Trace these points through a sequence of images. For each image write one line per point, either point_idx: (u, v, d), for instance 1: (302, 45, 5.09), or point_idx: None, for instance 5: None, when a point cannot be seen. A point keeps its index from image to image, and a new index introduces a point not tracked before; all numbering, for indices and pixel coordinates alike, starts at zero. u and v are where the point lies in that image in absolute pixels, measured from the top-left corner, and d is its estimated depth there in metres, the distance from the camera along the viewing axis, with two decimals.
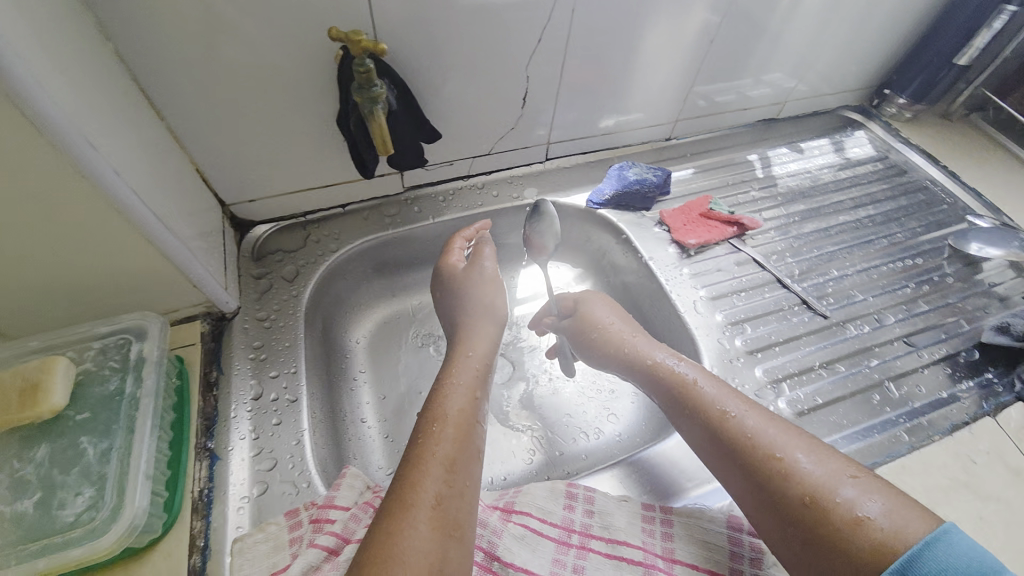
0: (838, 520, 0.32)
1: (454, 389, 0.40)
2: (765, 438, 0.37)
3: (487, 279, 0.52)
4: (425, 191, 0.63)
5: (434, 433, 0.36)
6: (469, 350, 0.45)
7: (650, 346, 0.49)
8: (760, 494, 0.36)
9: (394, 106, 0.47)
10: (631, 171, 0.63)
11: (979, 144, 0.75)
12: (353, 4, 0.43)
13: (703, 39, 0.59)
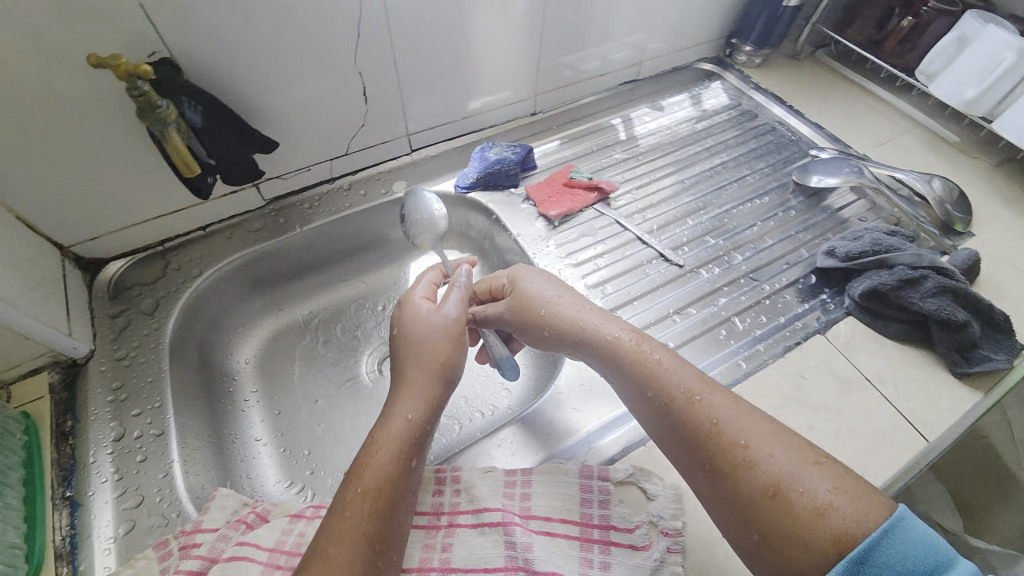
0: (800, 514, 0.32)
1: (377, 459, 0.37)
2: (729, 432, 0.36)
3: (450, 324, 0.45)
4: (290, 202, 0.62)
5: (354, 517, 0.35)
6: (410, 412, 0.39)
7: (604, 323, 0.46)
8: (723, 483, 0.36)
9: (202, 122, 0.45)
10: (491, 151, 0.64)
11: (825, 79, 0.79)
12: (135, 24, 0.41)
13: (533, 13, 0.60)
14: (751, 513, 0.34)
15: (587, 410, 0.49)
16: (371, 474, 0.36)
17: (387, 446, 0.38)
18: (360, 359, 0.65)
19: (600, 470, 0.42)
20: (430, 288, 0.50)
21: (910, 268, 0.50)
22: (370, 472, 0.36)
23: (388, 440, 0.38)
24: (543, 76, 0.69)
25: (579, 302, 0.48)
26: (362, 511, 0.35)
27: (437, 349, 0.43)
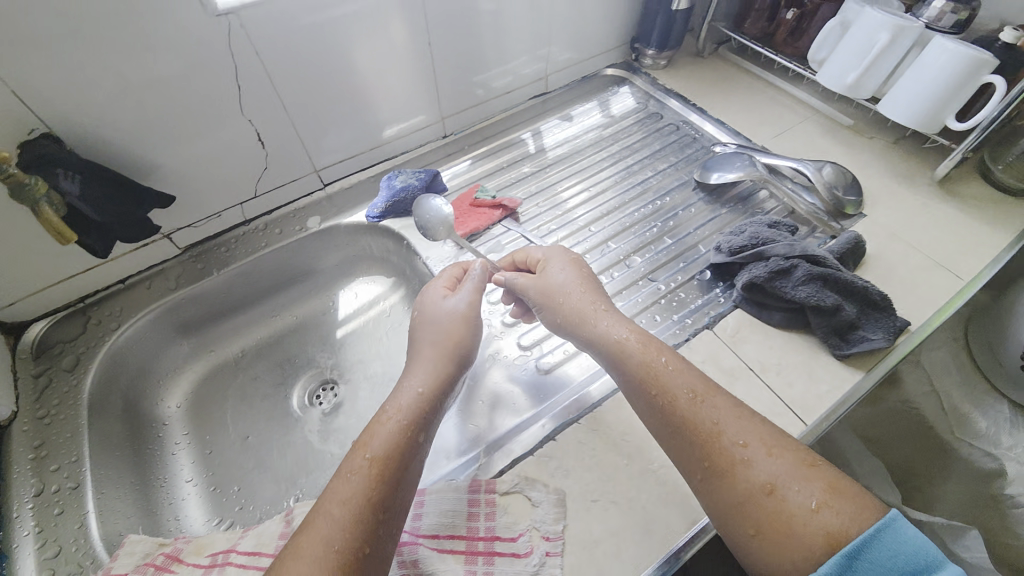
0: (794, 513, 0.34)
1: (388, 426, 0.40)
2: (729, 431, 0.39)
3: (464, 314, 0.49)
4: (207, 246, 0.64)
5: (359, 480, 0.36)
6: (420, 386, 0.43)
7: (611, 319, 0.47)
8: (722, 480, 0.37)
9: (86, 188, 0.47)
10: (397, 180, 0.66)
11: (727, 75, 0.82)
12: (7, 105, 0.43)
13: (418, 44, 0.62)
14: (747, 509, 0.36)
15: (488, 421, 0.51)
16: (382, 441, 0.39)
17: (400, 416, 0.41)
18: (290, 391, 0.67)
19: (488, 483, 0.44)
20: (452, 279, 0.54)
21: (783, 259, 0.52)
22: (380, 438, 0.39)
23: (399, 410, 0.41)
24: (447, 101, 0.72)
25: (591, 296, 0.50)
26: (369, 476, 0.37)
27: (449, 334, 0.48)
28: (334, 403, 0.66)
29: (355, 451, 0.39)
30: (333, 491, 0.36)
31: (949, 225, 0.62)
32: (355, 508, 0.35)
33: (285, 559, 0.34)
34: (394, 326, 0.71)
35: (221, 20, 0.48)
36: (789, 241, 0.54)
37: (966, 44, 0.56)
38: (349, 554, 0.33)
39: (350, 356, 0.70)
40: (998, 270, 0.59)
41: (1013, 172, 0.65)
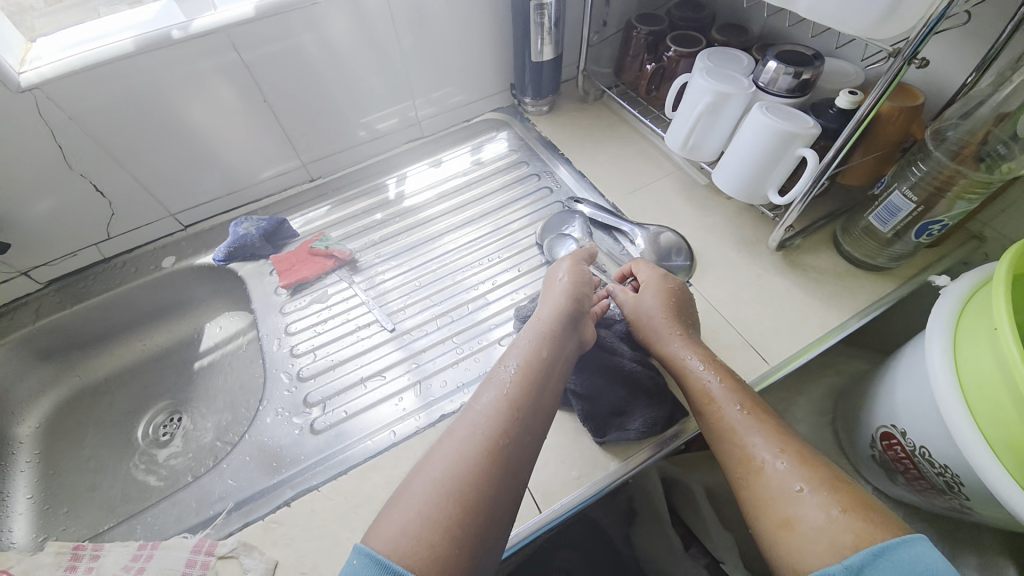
0: (814, 514, 0.37)
1: (519, 349, 0.49)
2: (766, 442, 0.43)
3: (585, 280, 0.57)
4: (69, 280, 0.70)
5: (504, 386, 0.45)
6: (541, 316, 0.52)
7: (682, 346, 0.52)
8: (758, 474, 0.41)
9: None
10: (241, 226, 0.70)
11: (603, 122, 0.82)
12: None
13: (252, 101, 0.66)
14: (774, 505, 0.39)
15: (247, 476, 0.53)
16: (521, 358, 0.47)
17: (536, 340, 0.49)
18: (138, 420, 0.72)
19: (211, 543, 0.47)
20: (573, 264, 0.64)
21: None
22: (518, 356, 0.48)
23: (531, 337, 0.50)
24: (307, 147, 0.75)
25: (674, 318, 0.54)
26: (511, 382, 0.45)
27: (566, 287, 0.55)
28: (171, 435, 0.70)
29: (498, 366, 0.48)
30: (481, 393, 0.45)
31: (778, 301, 0.59)
32: (497, 404, 0.43)
33: (437, 444, 0.42)
34: (242, 363, 0.74)
35: (27, 93, 0.52)
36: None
37: (778, 113, 0.53)
38: (495, 438, 0.41)
39: (201, 388, 0.74)
40: (836, 341, 0.56)
41: (859, 248, 0.60)
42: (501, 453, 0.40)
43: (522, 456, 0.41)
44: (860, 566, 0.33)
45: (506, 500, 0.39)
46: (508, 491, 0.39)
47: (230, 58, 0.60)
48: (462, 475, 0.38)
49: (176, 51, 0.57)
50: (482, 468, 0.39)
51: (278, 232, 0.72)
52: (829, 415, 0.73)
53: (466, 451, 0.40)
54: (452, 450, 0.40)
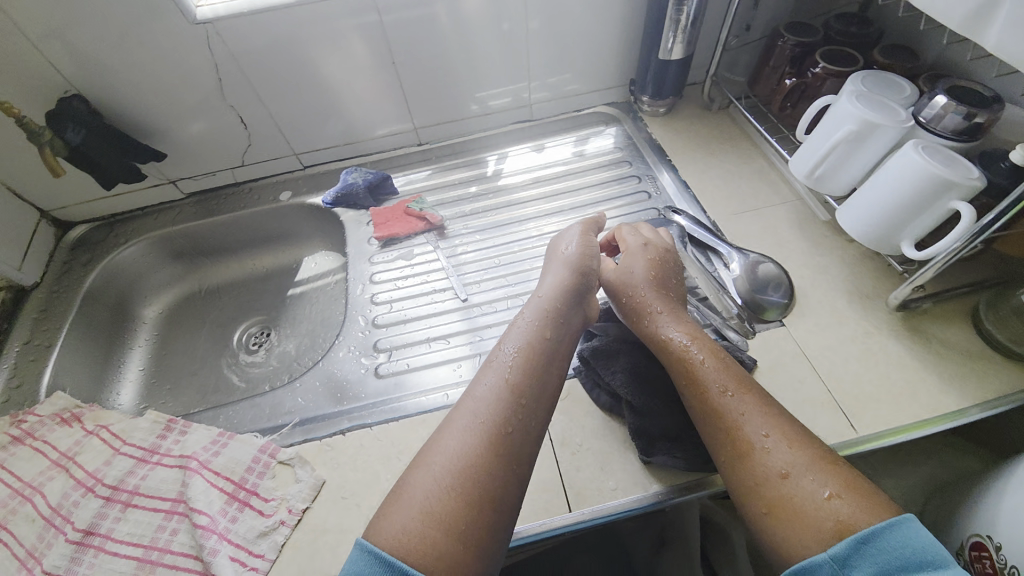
0: (805, 501, 0.36)
1: (521, 332, 0.49)
2: (755, 421, 0.41)
3: (584, 250, 0.59)
4: (206, 195, 0.81)
5: (505, 371, 0.46)
6: (542, 294, 0.54)
7: (669, 322, 0.52)
8: (744, 457, 0.40)
9: (78, 142, 0.61)
10: (351, 175, 0.76)
11: (723, 135, 0.77)
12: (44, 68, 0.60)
13: (383, 61, 0.70)
14: (760, 489, 0.38)
15: (314, 399, 0.58)
16: (522, 342, 0.48)
17: (539, 325, 0.50)
18: (236, 327, 0.81)
19: (275, 448, 0.52)
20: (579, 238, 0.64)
21: (618, 343, 0.55)
22: (520, 339, 0.49)
23: (534, 317, 0.51)
24: (421, 113, 0.79)
25: (661, 293, 0.55)
26: (511, 368, 0.46)
27: (570, 259, 0.58)
28: (259, 347, 0.79)
29: (498, 350, 0.48)
30: (483, 377, 0.46)
31: (881, 365, 0.53)
32: (498, 390, 0.44)
33: (438, 432, 0.43)
34: (328, 299, 0.81)
35: (201, 26, 0.60)
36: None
37: (939, 155, 0.46)
38: (497, 426, 0.42)
39: (292, 311, 0.82)
40: (944, 428, 0.49)
41: (1005, 329, 0.51)
42: (503, 441, 0.41)
43: (527, 442, 0.42)
44: (848, 557, 0.33)
45: (511, 488, 0.39)
46: (515, 478, 0.40)
47: (370, 19, 0.64)
48: (467, 466, 0.39)
49: (323, 8, 0.62)
50: (486, 457, 0.40)
51: (381, 186, 0.77)
52: (916, 507, 0.64)
53: (468, 442, 0.41)
54: (453, 440, 0.41)
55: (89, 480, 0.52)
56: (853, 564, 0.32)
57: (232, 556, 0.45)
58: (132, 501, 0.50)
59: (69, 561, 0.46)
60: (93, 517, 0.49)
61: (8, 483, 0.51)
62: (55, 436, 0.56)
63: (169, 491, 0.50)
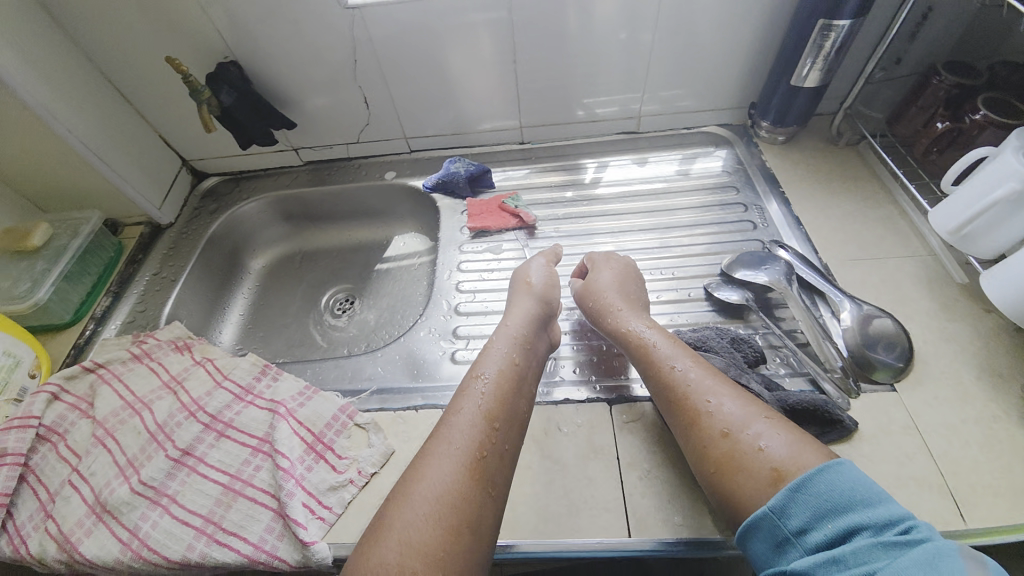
0: (745, 453, 0.39)
1: (494, 360, 0.51)
2: (701, 389, 0.45)
3: (546, 278, 0.63)
4: (320, 166, 0.88)
5: (479, 398, 0.47)
6: (511, 322, 0.56)
7: (630, 316, 0.57)
8: (696, 420, 0.43)
9: (231, 103, 0.69)
10: (454, 164, 0.79)
11: (848, 173, 0.73)
12: (212, 36, 0.68)
13: (505, 59, 0.72)
14: (709, 451, 0.41)
15: (392, 372, 0.61)
16: (495, 368, 0.50)
17: (510, 353, 0.52)
18: (325, 290, 0.87)
19: (353, 410, 0.56)
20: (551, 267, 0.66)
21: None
22: (494, 366, 0.50)
23: (506, 345, 0.53)
24: (530, 112, 0.80)
25: (623, 291, 0.60)
26: (484, 395, 0.47)
27: (536, 291, 0.61)
28: (343, 313, 0.83)
29: (471, 378, 0.49)
30: (457, 405, 0.47)
31: (1008, 457, 0.47)
32: (473, 415, 0.45)
33: (416, 463, 0.42)
34: (411, 279, 0.85)
35: (349, 11, 0.65)
36: (735, 365, 0.52)
37: None
38: (474, 449, 0.42)
39: (377, 284, 0.86)
40: None
41: None
42: (481, 465, 0.42)
43: (500, 466, 0.43)
44: (784, 505, 0.35)
45: (489, 514, 0.40)
46: (492, 504, 0.41)
47: (502, 17, 0.66)
48: (448, 496, 0.39)
49: (456, 2, 0.65)
50: (464, 484, 0.40)
51: (480, 179, 0.79)
52: None
53: (448, 468, 0.41)
54: (430, 470, 0.41)
55: (190, 406, 0.57)
56: (789, 513, 0.35)
57: (305, 502, 0.49)
58: (226, 432, 0.55)
59: (165, 475, 0.51)
60: (191, 440, 0.54)
61: (123, 395, 0.57)
62: (167, 360, 0.62)
63: (258, 430, 0.55)
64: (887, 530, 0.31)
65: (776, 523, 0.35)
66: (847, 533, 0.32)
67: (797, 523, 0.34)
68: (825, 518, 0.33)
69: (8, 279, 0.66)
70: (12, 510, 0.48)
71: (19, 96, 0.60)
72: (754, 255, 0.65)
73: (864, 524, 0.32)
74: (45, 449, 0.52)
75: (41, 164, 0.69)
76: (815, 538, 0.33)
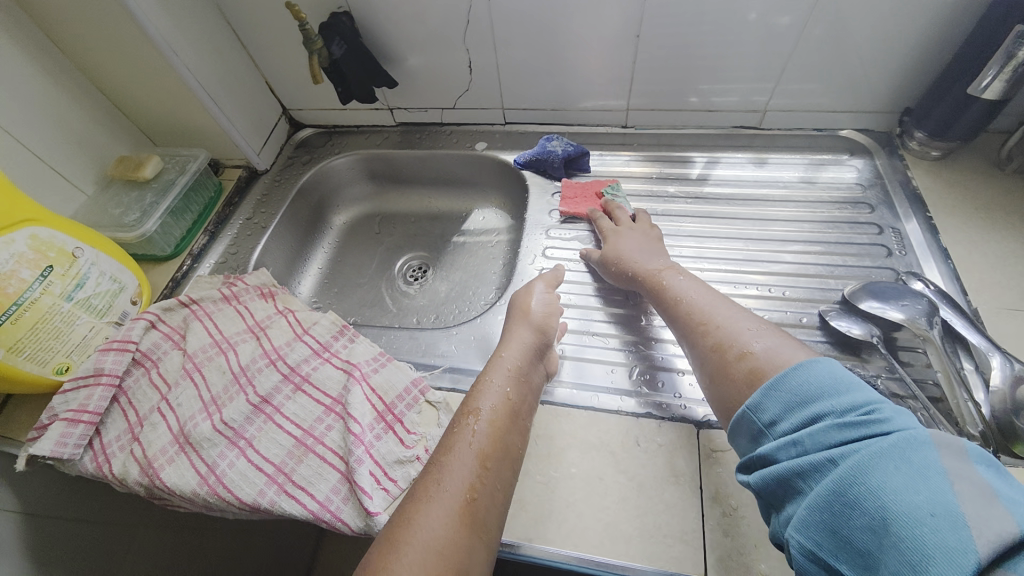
0: (730, 360, 0.42)
1: (489, 393, 0.48)
2: (701, 312, 0.49)
3: (546, 305, 0.59)
4: (412, 129, 0.86)
5: (472, 437, 0.44)
6: (504, 352, 0.53)
7: (647, 259, 0.59)
8: (696, 340, 0.47)
9: (339, 56, 0.68)
10: (551, 143, 0.75)
11: (1014, 205, 0.62)
12: None
13: (628, 34, 0.66)
14: (705, 364, 0.44)
15: (466, 352, 0.60)
16: (490, 403, 0.47)
17: (506, 386, 0.49)
18: (400, 256, 0.86)
19: (425, 386, 0.55)
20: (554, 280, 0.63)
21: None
22: (489, 401, 0.47)
23: (500, 377, 0.50)
24: (642, 95, 0.74)
25: (644, 242, 0.62)
26: (477, 432, 0.45)
27: (531, 318, 0.56)
28: (415, 282, 0.82)
29: (465, 414, 0.47)
30: (448, 445, 0.44)
31: None
32: (466, 456, 0.43)
33: (405, 513, 0.40)
34: (487, 255, 0.82)
35: None
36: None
37: None
38: (468, 493, 0.41)
39: (452, 255, 0.84)
40: None
41: None
42: (475, 509, 0.40)
43: (493, 508, 0.41)
44: (759, 402, 0.37)
45: (483, 560, 0.39)
46: (484, 549, 0.39)
47: None
48: (440, 545, 0.37)
49: None
50: (456, 530, 0.38)
51: (577, 161, 0.75)
52: None
53: (442, 516, 0.39)
54: (421, 515, 0.39)
55: (270, 354, 0.59)
56: (762, 406, 0.37)
57: (371, 470, 0.48)
58: (302, 385, 0.56)
59: (244, 419, 0.53)
60: (270, 388, 0.55)
61: (213, 332, 0.59)
62: (253, 305, 0.64)
63: (332, 389, 0.55)
64: (850, 413, 0.33)
65: (751, 419, 0.37)
66: (812, 420, 0.34)
67: (769, 416, 0.36)
68: (795, 409, 0.35)
69: (120, 207, 0.69)
70: (103, 428, 0.52)
71: (147, 32, 0.61)
72: (889, 286, 0.57)
73: (830, 411, 0.33)
74: (139, 373, 0.55)
75: (158, 101, 0.71)
76: (785, 428, 0.35)
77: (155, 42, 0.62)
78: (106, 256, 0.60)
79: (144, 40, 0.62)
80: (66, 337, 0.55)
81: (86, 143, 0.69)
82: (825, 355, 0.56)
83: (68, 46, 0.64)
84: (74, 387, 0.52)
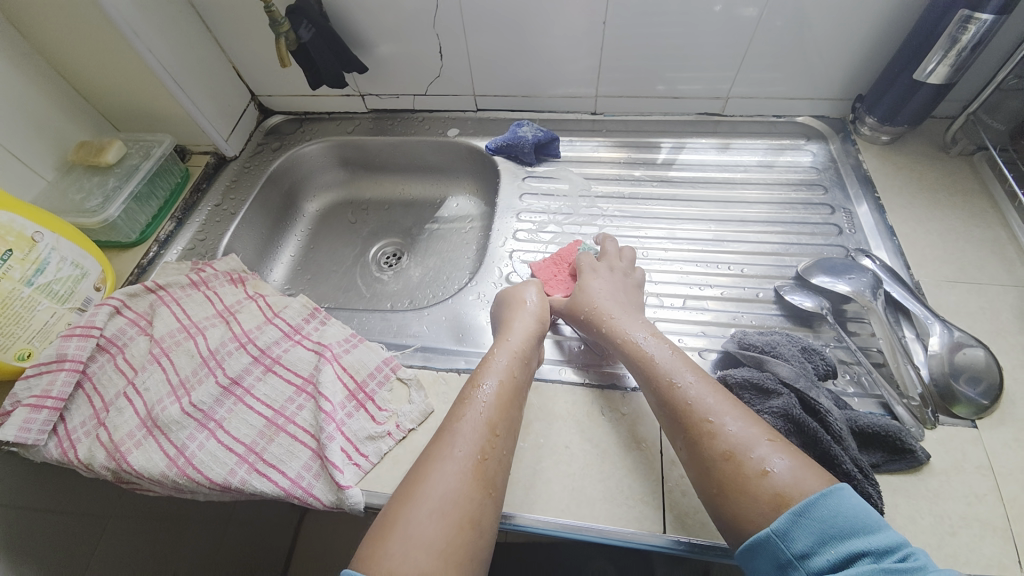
0: (748, 477, 0.39)
1: (495, 370, 0.49)
2: (702, 406, 0.44)
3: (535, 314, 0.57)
4: (384, 116, 0.87)
5: (480, 407, 0.46)
6: (511, 337, 0.53)
7: (627, 323, 0.54)
8: (695, 450, 0.42)
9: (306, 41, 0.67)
10: (522, 128, 0.76)
11: (955, 186, 0.66)
12: None
13: (595, 22, 0.67)
14: (710, 473, 0.41)
15: (436, 332, 0.61)
16: (497, 378, 0.48)
17: (511, 366, 0.50)
18: (374, 243, 0.86)
19: (396, 364, 0.56)
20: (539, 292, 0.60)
21: (777, 381, 0.47)
22: (495, 376, 0.49)
23: (505, 357, 0.50)
24: (611, 82, 0.76)
25: (620, 304, 0.57)
26: (485, 404, 0.46)
27: (533, 309, 0.57)
28: (388, 268, 0.83)
29: (472, 387, 0.48)
30: (458, 413, 0.45)
31: None
32: (477, 424, 0.44)
33: (421, 469, 0.42)
34: (460, 241, 0.83)
35: None
36: (807, 377, 0.48)
37: None
38: (478, 456, 0.42)
39: (427, 240, 0.85)
40: None
41: None
42: (486, 470, 0.42)
43: (502, 472, 0.43)
44: (787, 528, 0.36)
45: (492, 516, 0.41)
46: (494, 505, 0.41)
47: None
48: (453, 497, 0.40)
49: None
50: (469, 486, 0.40)
51: (547, 146, 0.77)
52: None
53: (455, 472, 0.41)
54: (434, 472, 0.41)
55: (239, 336, 0.59)
56: (792, 536, 0.35)
57: (342, 447, 0.49)
58: (273, 367, 0.56)
59: (214, 401, 0.53)
60: (239, 370, 0.55)
61: (181, 317, 0.59)
62: (222, 290, 0.63)
63: (304, 370, 0.56)
64: (887, 557, 0.33)
65: (778, 546, 0.35)
66: (848, 557, 0.33)
67: (800, 547, 0.35)
68: (829, 542, 0.34)
69: (82, 192, 0.68)
70: (67, 414, 0.51)
71: (105, 13, 0.60)
72: (838, 262, 0.60)
73: (866, 550, 0.33)
74: (104, 359, 0.54)
75: (120, 84, 0.70)
76: (819, 563, 0.34)
77: (114, 23, 0.61)
78: (66, 241, 0.59)
79: (103, 21, 0.61)
80: (26, 323, 0.54)
81: (45, 128, 0.67)
82: (780, 327, 0.59)
83: (26, 27, 0.62)
84: (36, 373, 0.51)
